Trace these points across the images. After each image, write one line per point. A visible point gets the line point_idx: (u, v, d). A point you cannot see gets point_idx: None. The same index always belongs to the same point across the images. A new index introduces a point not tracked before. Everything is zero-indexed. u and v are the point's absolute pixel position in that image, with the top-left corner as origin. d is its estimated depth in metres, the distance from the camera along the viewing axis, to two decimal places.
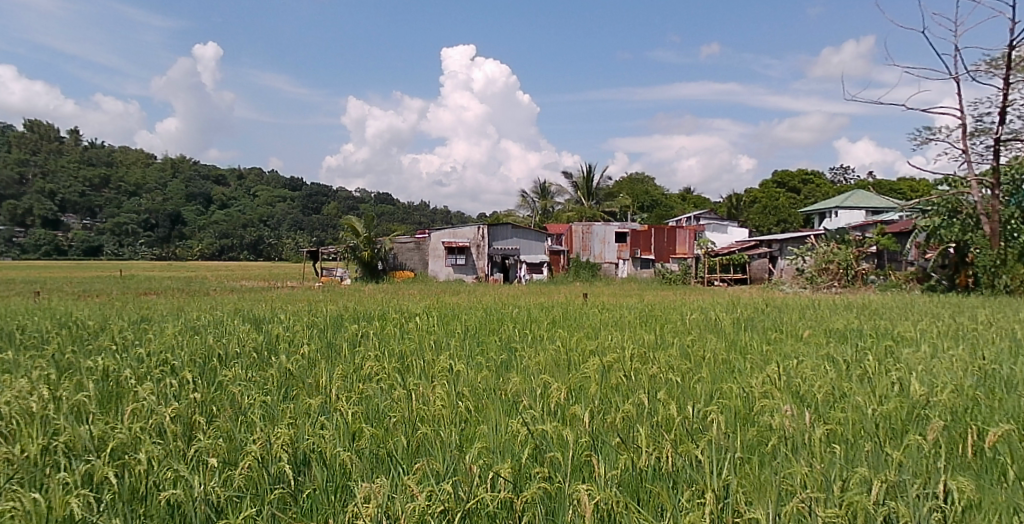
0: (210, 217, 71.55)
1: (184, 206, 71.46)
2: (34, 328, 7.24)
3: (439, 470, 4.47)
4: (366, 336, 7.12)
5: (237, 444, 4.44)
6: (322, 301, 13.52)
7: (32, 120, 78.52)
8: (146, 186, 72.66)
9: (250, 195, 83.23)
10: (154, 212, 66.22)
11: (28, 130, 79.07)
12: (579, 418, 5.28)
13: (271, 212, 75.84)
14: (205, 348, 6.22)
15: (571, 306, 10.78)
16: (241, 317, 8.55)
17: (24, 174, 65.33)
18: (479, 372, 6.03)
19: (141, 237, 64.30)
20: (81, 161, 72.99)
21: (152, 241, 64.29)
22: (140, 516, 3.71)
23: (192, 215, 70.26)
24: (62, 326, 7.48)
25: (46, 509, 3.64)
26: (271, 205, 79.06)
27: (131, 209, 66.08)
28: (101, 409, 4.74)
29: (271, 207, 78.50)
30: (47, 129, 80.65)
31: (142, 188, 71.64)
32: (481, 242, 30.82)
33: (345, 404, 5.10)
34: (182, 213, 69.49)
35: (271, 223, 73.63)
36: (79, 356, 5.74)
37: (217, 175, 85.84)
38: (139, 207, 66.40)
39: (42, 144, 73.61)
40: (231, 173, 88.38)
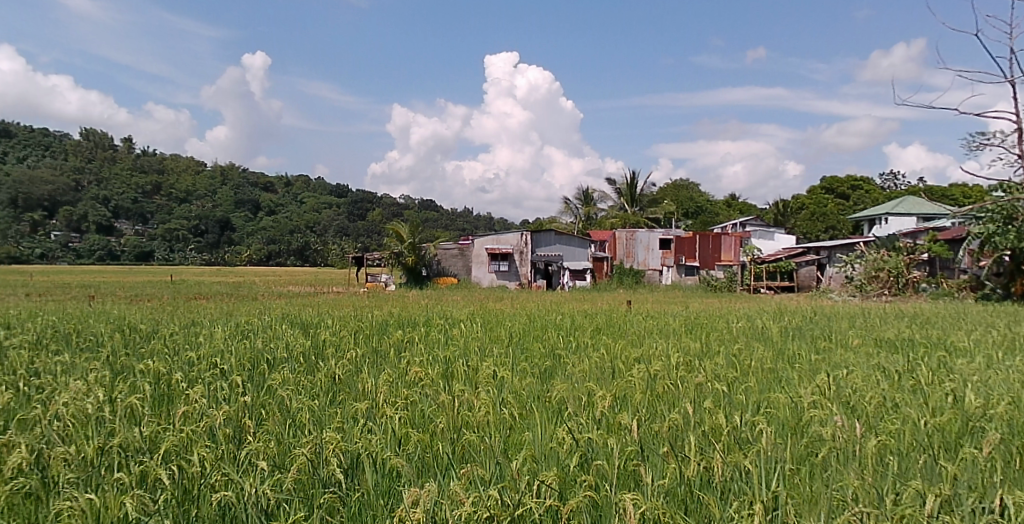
0: (258, 223, 72.85)
1: (234, 212, 72.81)
2: (89, 331, 7.37)
3: (486, 477, 4.47)
4: (409, 342, 7.13)
5: (285, 448, 4.50)
6: (373, 306, 13.76)
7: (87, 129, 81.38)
8: (196, 192, 74.72)
9: (296, 201, 84.54)
10: (204, 219, 68.23)
11: (83, 139, 82.00)
12: (625, 426, 5.22)
13: (316, 218, 76.01)
14: (253, 352, 6.27)
15: (616, 314, 10.73)
16: (289, 322, 8.64)
17: (80, 181, 67.54)
18: (523, 378, 6.00)
19: (190, 243, 66.06)
20: (133, 169, 75.38)
21: (201, 247, 65.84)
22: (194, 518, 3.79)
23: (241, 222, 71.64)
24: (117, 329, 7.65)
25: (102, 509, 3.71)
26: (318, 211, 79.31)
27: (182, 215, 68.30)
28: (153, 411, 4.83)
29: (317, 213, 78.70)
30: (101, 137, 83.38)
31: (192, 195, 73.57)
32: (524, 249, 30.85)
33: (391, 409, 5.13)
34: (232, 219, 70.95)
35: (316, 229, 73.74)
36: (133, 359, 5.85)
37: (265, 182, 87.25)
38: (190, 214, 68.50)
39: (97, 153, 75.97)
40: (278, 180, 89.74)
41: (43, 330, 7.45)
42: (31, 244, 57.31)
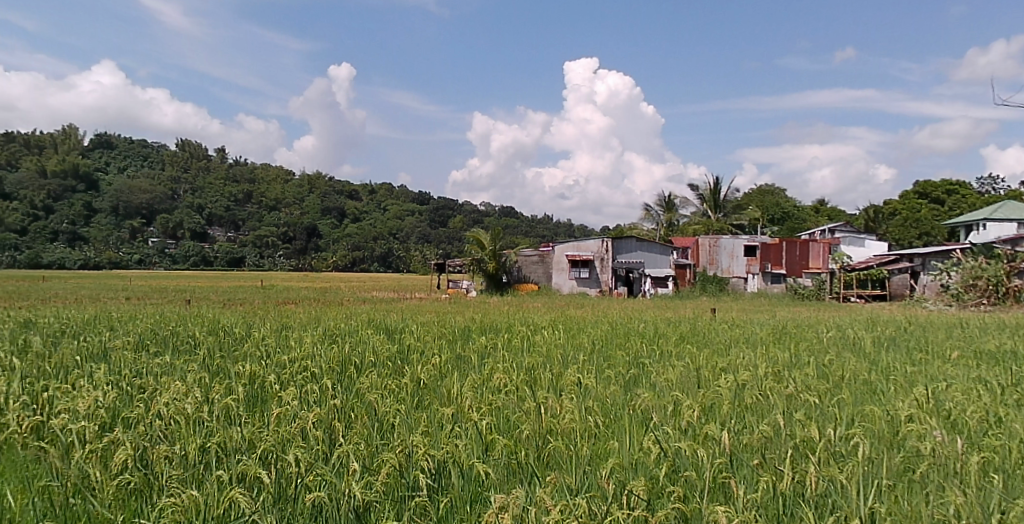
0: (343, 230, 74.28)
1: (320, 219, 74.91)
2: (187, 334, 7.68)
3: (573, 485, 4.45)
4: (493, 349, 7.09)
5: (374, 451, 4.67)
6: (454, 312, 13.92)
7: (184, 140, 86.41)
8: (285, 200, 77.69)
9: (379, 208, 85.99)
10: (291, 226, 70.84)
11: (180, 150, 87.19)
12: (713, 437, 5.09)
13: (399, 225, 76.53)
14: (342, 356, 6.39)
15: (700, 321, 10.55)
16: (375, 327, 8.75)
17: (176, 190, 71.99)
18: (607, 387, 5.92)
19: (279, 249, 68.25)
20: (225, 179, 78.87)
21: (289, 253, 68.21)
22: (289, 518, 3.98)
23: (328, 228, 73.54)
24: (211, 331, 7.87)
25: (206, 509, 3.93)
26: (401, 219, 79.95)
27: (272, 225, 70.92)
28: (248, 412, 5.04)
29: (401, 220, 79.36)
30: (196, 148, 88.22)
31: (282, 203, 77.00)
32: (605, 255, 30.68)
33: (478, 415, 5.16)
34: (319, 226, 72.98)
35: (399, 236, 73.87)
36: (228, 361, 6.04)
37: (350, 191, 89.53)
38: (280, 222, 71.73)
39: (192, 164, 80.71)
40: (363, 190, 91.90)
41: (142, 332, 7.74)
42: (131, 250, 60.51)
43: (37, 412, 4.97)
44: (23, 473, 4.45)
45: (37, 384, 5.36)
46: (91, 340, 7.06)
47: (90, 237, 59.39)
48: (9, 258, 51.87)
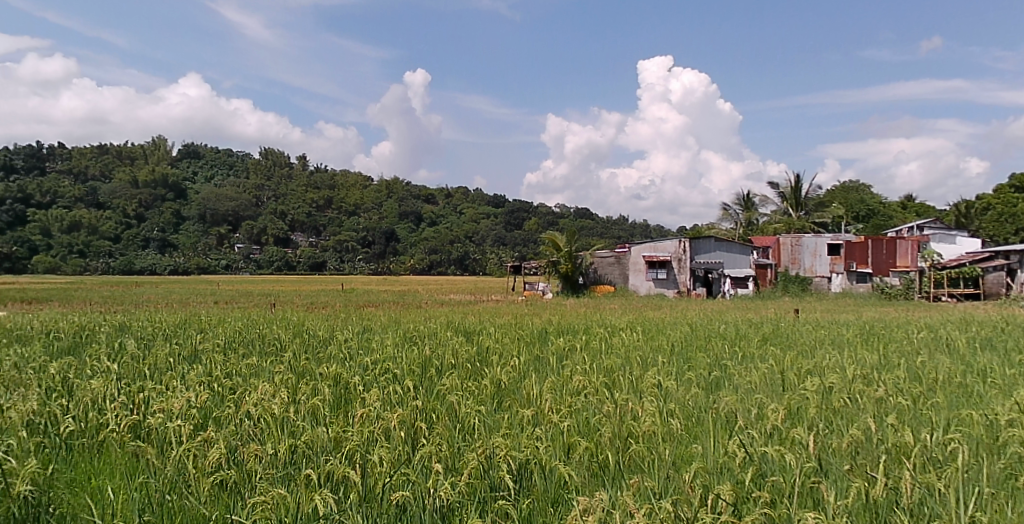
0: (420, 233, 74.50)
1: (398, 223, 75.70)
2: (273, 336, 7.88)
3: (656, 488, 4.37)
4: (572, 350, 7.07)
5: (456, 453, 4.75)
6: (534, 315, 14.04)
7: (268, 149, 90.44)
8: (363, 205, 79.37)
9: (455, 211, 86.19)
10: (370, 231, 71.17)
11: (264, 158, 91.37)
12: (800, 441, 4.94)
13: (475, 228, 76.39)
14: (422, 357, 6.47)
15: (785, 322, 10.34)
16: (455, 330, 8.81)
17: (260, 198, 76.90)
18: (689, 389, 5.81)
19: (359, 253, 68.06)
20: (305, 186, 82.09)
21: (368, 257, 67.91)
22: (375, 517, 4.06)
23: (405, 232, 73.88)
24: (295, 334, 8.09)
25: (296, 509, 4.04)
26: (476, 222, 79.76)
27: (352, 228, 72.05)
28: (333, 412, 5.19)
29: (476, 224, 79.08)
30: (279, 156, 91.94)
31: (361, 208, 78.92)
32: (683, 256, 30.59)
33: (558, 417, 5.15)
34: (397, 230, 73.53)
35: (475, 239, 73.58)
36: (312, 363, 6.19)
37: (426, 195, 90.31)
38: (359, 227, 72.13)
39: (275, 172, 84.53)
40: (440, 193, 92.41)
41: (231, 335, 7.99)
42: (218, 255, 62.76)
43: (134, 411, 5.19)
44: (122, 469, 4.66)
45: (135, 385, 5.61)
46: (183, 342, 7.34)
47: (179, 244, 63.11)
48: (104, 265, 55.76)
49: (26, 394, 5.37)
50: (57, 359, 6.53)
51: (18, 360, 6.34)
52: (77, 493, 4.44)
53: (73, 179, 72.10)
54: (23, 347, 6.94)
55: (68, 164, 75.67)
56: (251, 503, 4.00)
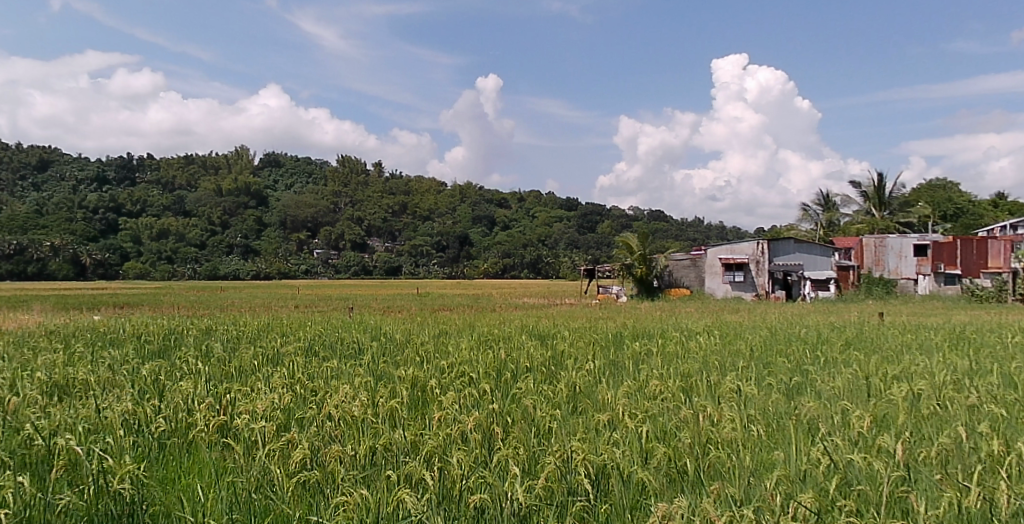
0: (494, 237, 74.02)
1: (472, 228, 75.56)
2: (350, 340, 8.05)
3: (738, 495, 4.26)
4: (648, 355, 7.01)
5: (533, 457, 4.74)
6: (608, 318, 13.87)
7: (345, 156, 92.56)
8: (438, 211, 79.96)
9: (528, 215, 85.23)
10: (445, 235, 70.87)
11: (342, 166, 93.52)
12: (887, 449, 4.75)
13: (548, 231, 75.17)
14: (497, 360, 6.51)
15: (867, 326, 10.08)
16: (529, 333, 8.86)
17: (337, 204, 79.02)
18: (771, 395, 5.68)
19: (434, 257, 68.48)
20: (382, 191, 83.51)
21: (442, 261, 67.74)
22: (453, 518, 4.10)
23: (479, 237, 73.50)
24: (373, 338, 8.26)
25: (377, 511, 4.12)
26: (549, 225, 78.58)
27: (427, 233, 72.13)
28: (411, 414, 5.28)
29: (549, 227, 77.81)
30: (356, 163, 93.69)
31: (435, 213, 79.78)
32: (761, 258, 30.26)
33: (634, 422, 5.10)
34: (470, 235, 73.19)
35: (549, 242, 72.61)
36: (390, 366, 6.30)
37: (500, 199, 89.81)
38: (433, 232, 72.06)
39: (352, 178, 86.37)
40: (514, 197, 91.32)
41: (311, 338, 8.22)
42: (299, 262, 64.62)
43: (221, 412, 5.38)
44: (209, 468, 4.82)
45: (221, 387, 5.82)
46: (264, 346, 7.59)
47: (262, 250, 65.10)
48: (192, 271, 57.54)
49: (122, 395, 5.64)
50: (149, 361, 6.85)
51: (114, 361, 6.69)
52: (168, 491, 4.62)
53: (162, 188, 76.45)
54: (119, 349, 7.32)
55: (157, 174, 80.19)
56: (335, 503, 4.09)
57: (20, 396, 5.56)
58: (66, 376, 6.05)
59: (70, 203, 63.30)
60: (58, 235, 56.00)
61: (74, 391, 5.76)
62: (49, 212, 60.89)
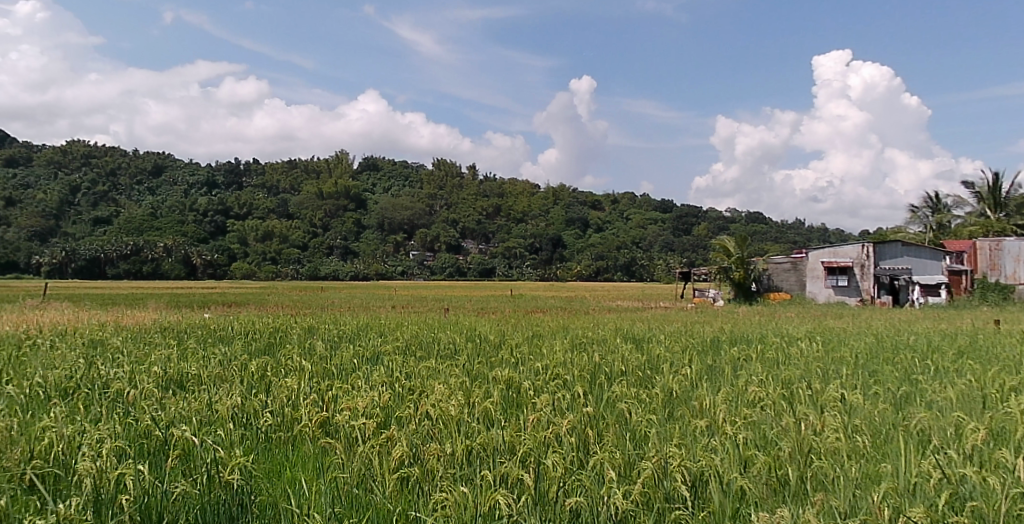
0: (588, 240, 73.52)
1: (566, 229, 75.01)
2: (446, 339, 8.29)
3: (842, 509, 4.12)
4: (746, 361, 6.91)
5: (630, 461, 4.71)
6: (710, 323, 13.10)
7: (441, 160, 94.66)
8: (531, 213, 79.64)
9: (621, 216, 84.11)
10: (538, 237, 70.96)
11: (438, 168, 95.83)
12: (1005, 462, 4.49)
13: (642, 234, 74.05)
14: (591, 365, 6.54)
15: (982, 334, 9.63)
16: (623, 336, 8.94)
17: (433, 207, 80.75)
18: (876, 405, 5.51)
19: (527, 260, 68.60)
20: (476, 194, 84.53)
21: (536, 263, 67.80)
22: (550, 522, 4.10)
23: (573, 239, 72.93)
24: (468, 338, 8.46)
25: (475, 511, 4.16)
26: (643, 228, 77.15)
27: (520, 235, 72.21)
28: (506, 415, 5.35)
29: (643, 230, 76.44)
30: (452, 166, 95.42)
31: (528, 215, 79.84)
32: (866, 261, 29.08)
33: (732, 429, 4.99)
34: (563, 237, 72.88)
35: (643, 245, 71.67)
36: (485, 367, 6.41)
37: (593, 201, 89.17)
38: (527, 234, 72.10)
39: (447, 182, 88.07)
40: (607, 200, 90.53)
41: (407, 338, 8.47)
42: (396, 262, 65.88)
43: (324, 407, 5.58)
44: (312, 463, 4.99)
45: (323, 384, 6.04)
46: (362, 345, 7.86)
47: (360, 251, 67.26)
48: (295, 271, 60.30)
49: (230, 389, 5.91)
50: (254, 358, 7.18)
51: (224, 356, 7.05)
52: (274, 483, 4.80)
53: (267, 193, 80.45)
54: (227, 346, 7.71)
55: (262, 180, 84.21)
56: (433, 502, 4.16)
57: (139, 389, 5.90)
58: (180, 371, 6.41)
59: (182, 207, 67.71)
60: (170, 236, 60.19)
61: (187, 385, 6.08)
62: (163, 214, 65.22)
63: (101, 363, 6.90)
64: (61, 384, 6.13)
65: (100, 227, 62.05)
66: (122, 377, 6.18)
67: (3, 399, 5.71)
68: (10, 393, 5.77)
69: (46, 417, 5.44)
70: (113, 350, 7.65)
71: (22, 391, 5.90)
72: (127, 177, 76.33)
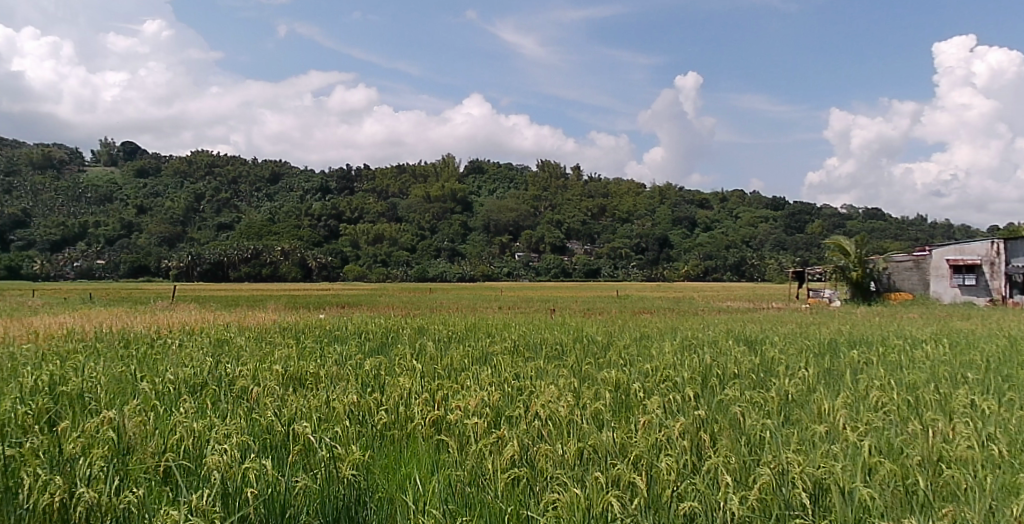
0: (695, 239, 71.88)
1: (672, 229, 73.91)
2: (556, 341, 8.54)
3: (977, 518, 3.90)
4: (867, 364, 6.80)
5: (746, 467, 4.63)
6: (817, 324, 13.12)
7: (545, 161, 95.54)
8: (636, 213, 79.08)
9: (731, 215, 81.28)
10: (644, 237, 70.45)
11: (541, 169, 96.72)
12: None
13: (753, 232, 71.75)
14: (703, 368, 6.56)
15: None
16: (734, 338, 9.00)
17: (538, 207, 81.27)
18: (1008, 411, 5.25)
19: (632, 260, 68.09)
20: (580, 195, 84.32)
21: (642, 264, 67.15)
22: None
23: (679, 238, 71.97)
24: (576, 339, 8.67)
25: (588, 511, 4.16)
26: (754, 226, 74.55)
27: (626, 236, 72.13)
28: (616, 417, 5.39)
29: (754, 228, 73.89)
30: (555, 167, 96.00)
31: (633, 215, 79.10)
32: (996, 258, 27.15)
33: (855, 435, 4.87)
34: (670, 236, 72.02)
35: (753, 244, 69.53)
36: (594, 370, 6.52)
37: (701, 199, 86.59)
38: (632, 234, 71.76)
39: (552, 184, 88.78)
40: (715, 197, 87.42)
41: (515, 338, 8.73)
42: (501, 264, 66.21)
43: (436, 407, 5.76)
44: (426, 460, 5.14)
45: (435, 384, 6.26)
46: (470, 347, 8.18)
47: (466, 253, 68.05)
48: (404, 273, 61.69)
49: (348, 387, 6.21)
50: (368, 358, 7.53)
51: (341, 356, 7.41)
52: (391, 479, 4.95)
53: (377, 196, 83.08)
54: (342, 346, 8.14)
55: (372, 184, 86.43)
56: (545, 500, 4.19)
57: (262, 386, 6.26)
58: (298, 370, 6.78)
59: (298, 212, 70.91)
60: (287, 240, 63.16)
61: (305, 383, 6.42)
62: (280, 219, 68.87)
63: (228, 361, 7.37)
64: (192, 382, 6.59)
65: (222, 232, 66.21)
66: (246, 375, 6.58)
67: (140, 394, 6.17)
68: (146, 389, 6.23)
69: (178, 411, 5.81)
70: (238, 350, 8.17)
71: (159, 388, 6.38)
72: (247, 184, 80.97)
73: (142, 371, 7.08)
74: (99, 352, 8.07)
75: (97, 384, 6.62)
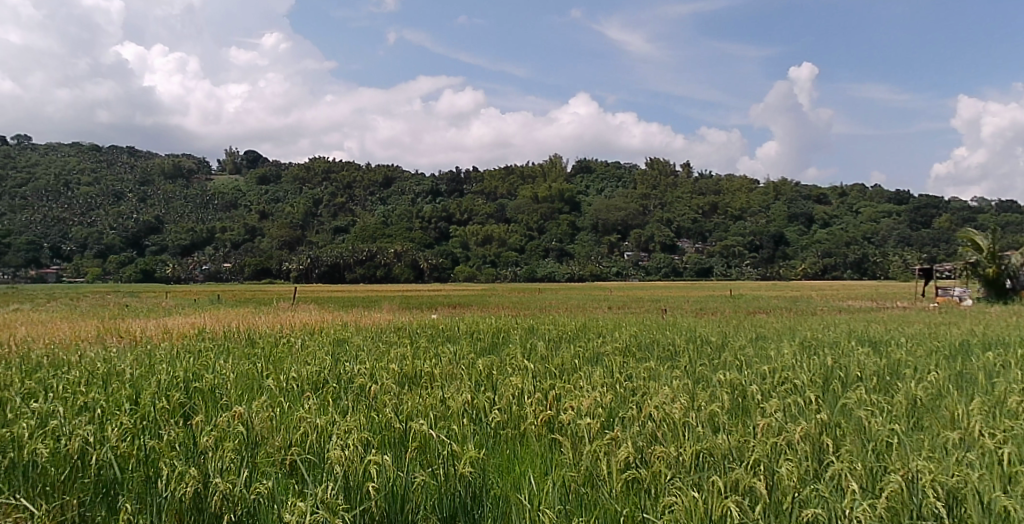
0: (812, 236, 69.53)
1: (788, 226, 71.58)
2: (670, 342, 8.57)
3: None
4: (1005, 368, 6.48)
5: (873, 472, 4.48)
6: (946, 322, 12.35)
7: (653, 158, 94.37)
8: (750, 210, 76.65)
9: (851, 210, 77.65)
10: (759, 235, 68.93)
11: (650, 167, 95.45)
12: None
13: (875, 228, 68.76)
14: (822, 371, 6.44)
15: None
16: (856, 339, 8.73)
17: (647, 206, 80.23)
18: None
19: (746, 258, 66.68)
20: (691, 193, 82.82)
21: (756, 262, 65.63)
22: None
23: (795, 235, 69.66)
24: (688, 341, 8.66)
25: (708, 513, 4.10)
26: (876, 222, 71.14)
27: (739, 232, 70.61)
28: (733, 421, 5.36)
29: (877, 223, 70.44)
30: (664, 165, 94.69)
31: (747, 212, 76.72)
32: None
33: (992, 441, 4.65)
34: (786, 234, 69.79)
35: (875, 241, 66.40)
36: (707, 372, 6.51)
37: (819, 194, 83.02)
38: (745, 230, 70.54)
39: (661, 182, 87.66)
40: (834, 192, 83.57)
41: (626, 339, 8.80)
42: (611, 262, 66.33)
43: (548, 407, 5.86)
44: (541, 460, 5.20)
45: (546, 384, 6.36)
46: (579, 349, 8.32)
47: (574, 253, 68.01)
48: (513, 273, 62.41)
49: (461, 386, 6.42)
50: (480, 358, 7.77)
51: (455, 356, 7.68)
52: (505, 478, 5.05)
53: (486, 197, 84.22)
54: (454, 346, 8.43)
55: (481, 186, 87.33)
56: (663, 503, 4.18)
57: (378, 385, 6.53)
58: (413, 368, 7.04)
59: (410, 215, 73.32)
60: (401, 242, 65.01)
61: (419, 381, 6.68)
62: (393, 221, 72.02)
63: (347, 359, 7.77)
64: (313, 380, 6.96)
65: (339, 235, 69.09)
66: (365, 374, 6.91)
67: (267, 391, 6.58)
68: (271, 386, 6.59)
69: (301, 407, 6.10)
70: (356, 347, 8.62)
71: (284, 385, 6.76)
72: (361, 188, 83.51)
73: (267, 368, 7.54)
74: (228, 350, 8.64)
75: (228, 380, 7.09)
